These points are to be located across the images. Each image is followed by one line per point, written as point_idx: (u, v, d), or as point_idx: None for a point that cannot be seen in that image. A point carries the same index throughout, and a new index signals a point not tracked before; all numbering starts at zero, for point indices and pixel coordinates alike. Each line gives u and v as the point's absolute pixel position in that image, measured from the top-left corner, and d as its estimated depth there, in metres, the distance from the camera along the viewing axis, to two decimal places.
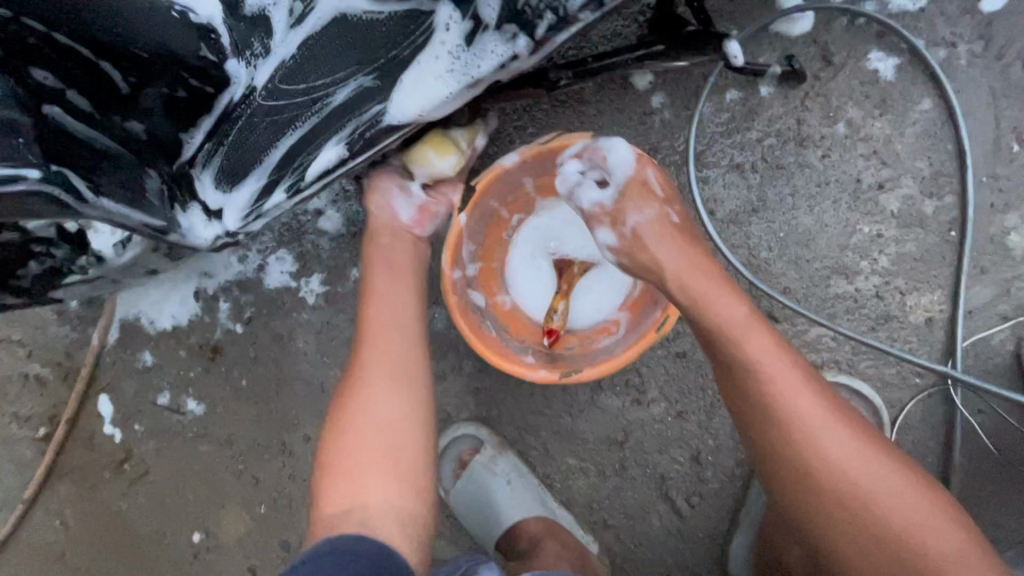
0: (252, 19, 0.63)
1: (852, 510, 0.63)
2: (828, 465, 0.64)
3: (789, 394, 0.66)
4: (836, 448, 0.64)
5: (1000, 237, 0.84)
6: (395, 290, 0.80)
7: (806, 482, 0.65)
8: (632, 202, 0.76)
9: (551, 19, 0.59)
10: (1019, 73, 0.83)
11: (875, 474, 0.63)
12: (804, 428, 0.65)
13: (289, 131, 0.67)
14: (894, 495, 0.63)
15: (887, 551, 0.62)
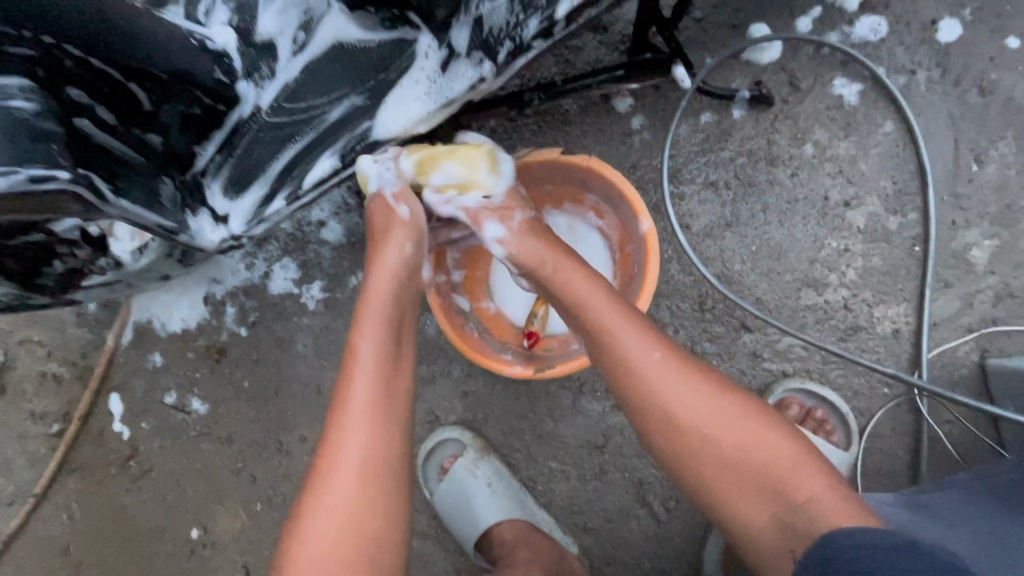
0: (261, 46, 0.70)
1: (716, 464, 0.62)
2: (686, 421, 0.63)
3: (637, 358, 0.66)
4: (689, 405, 0.63)
5: (962, 252, 0.88)
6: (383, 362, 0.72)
7: (670, 444, 0.64)
8: (516, 201, 0.81)
9: (511, 46, 0.69)
10: (976, 99, 0.88)
11: (732, 427, 0.62)
12: (657, 390, 0.64)
13: (290, 144, 0.75)
14: (758, 447, 0.61)
15: (760, 501, 0.60)
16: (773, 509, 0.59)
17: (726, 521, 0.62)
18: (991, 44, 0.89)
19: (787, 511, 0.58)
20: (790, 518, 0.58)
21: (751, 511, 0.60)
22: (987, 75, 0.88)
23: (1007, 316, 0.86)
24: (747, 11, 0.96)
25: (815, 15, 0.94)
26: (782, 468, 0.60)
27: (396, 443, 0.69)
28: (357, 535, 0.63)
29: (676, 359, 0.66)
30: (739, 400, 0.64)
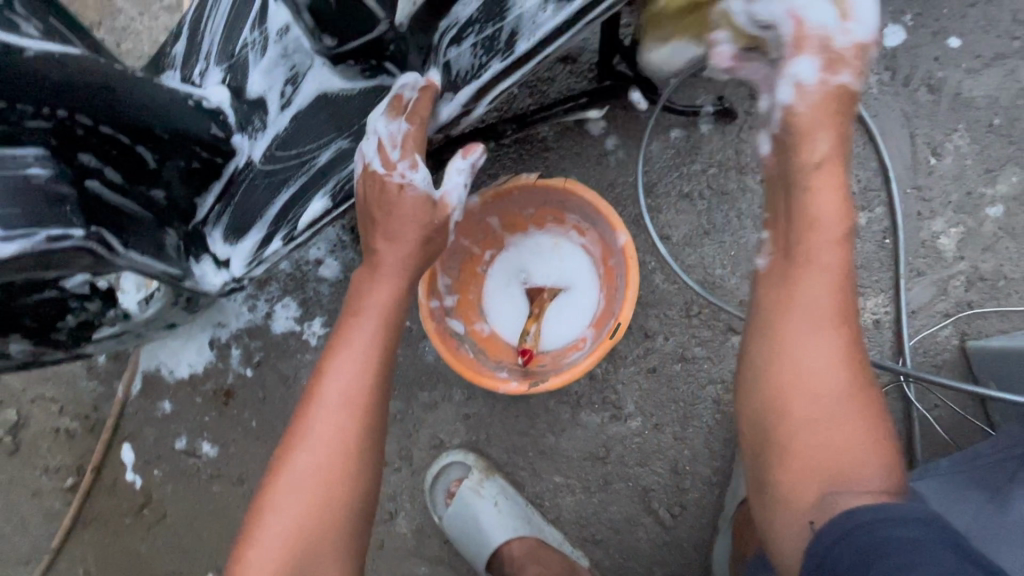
0: (253, 102, 0.82)
1: (809, 426, 0.55)
2: (808, 372, 0.56)
3: (803, 294, 0.57)
4: (824, 360, 0.56)
5: (931, 241, 0.91)
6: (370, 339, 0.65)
7: (773, 384, 0.57)
8: (821, 53, 0.59)
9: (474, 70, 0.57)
10: (926, 96, 0.93)
11: (851, 405, 0.55)
12: (805, 330, 0.57)
13: (283, 189, 0.79)
14: (854, 451, 0.54)
15: (821, 475, 0.54)
16: (829, 486, 0.53)
17: (769, 476, 0.57)
18: (935, 45, 0.94)
19: (840, 493, 0.53)
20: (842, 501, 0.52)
21: (804, 478, 0.55)
22: (934, 74, 0.93)
23: (980, 298, 0.89)
24: None
25: None
26: (869, 460, 0.53)
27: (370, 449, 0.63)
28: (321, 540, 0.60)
29: (838, 315, 0.57)
30: (874, 392, 0.56)
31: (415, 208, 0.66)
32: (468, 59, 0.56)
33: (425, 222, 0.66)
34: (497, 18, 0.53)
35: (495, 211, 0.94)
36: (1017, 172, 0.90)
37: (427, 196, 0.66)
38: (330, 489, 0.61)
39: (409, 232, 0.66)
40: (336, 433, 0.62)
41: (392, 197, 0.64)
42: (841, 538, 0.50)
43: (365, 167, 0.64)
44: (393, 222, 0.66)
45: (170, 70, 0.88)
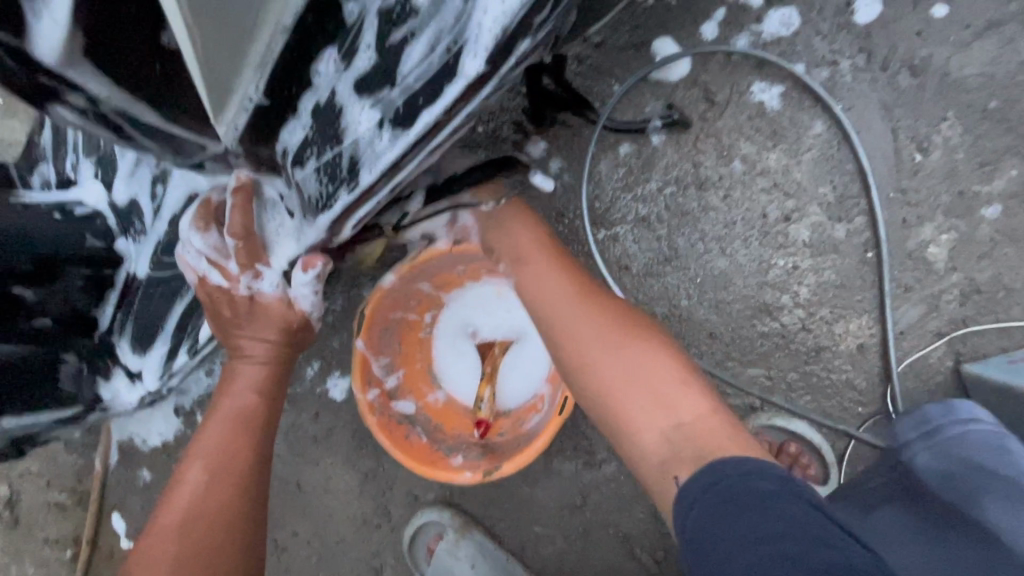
0: (130, 204, 0.73)
1: (619, 386, 0.59)
2: (585, 349, 0.62)
3: (540, 285, 0.67)
4: (584, 325, 0.63)
5: (919, 252, 0.80)
6: (239, 413, 0.62)
7: (572, 367, 0.62)
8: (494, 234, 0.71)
9: (322, 192, 0.45)
10: (909, 81, 0.80)
11: (640, 355, 0.60)
12: (557, 311, 0.65)
13: (179, 298, 0.72)
14: (656, 372, 0.59)
15: (654, 425, 0.57)
16: (662, 431, 0.56)
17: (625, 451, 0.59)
18: (917, 16, 0.79)
19: (672, 428, 0.56)
20: (680, 443, 0.55)
21: (643, 438, 0.57)
22: (917, 52, 0.79)
23: (977, 314, 0.79)
24: (647, 26, 0.86)
25: (720, 17, 0.85)
26: (676, 397, 0.58)
27: (249, 513, 0.58)
28: None
29: (581, 291, 0.66)
30: (643, 330, 0.63)
31: (277, 310, 0.62)
32: (315, 184, 0.46)
33: (287, 319, 0.62)
34: (334, 142, 0.42)
35: (422, 278, 0.84)
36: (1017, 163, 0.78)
37: (281, 296, 0.61)
38: (200, 556, 0.54)
39: (268, 331, 0.62)
40: (204, 501, 0.57)
41: (242, 307, 0.60)
42: (710, 486, 0.48)
43: (203, 281, 0.60)
44: (252, 325, 0.62)
45: (43, 163, 0.79)
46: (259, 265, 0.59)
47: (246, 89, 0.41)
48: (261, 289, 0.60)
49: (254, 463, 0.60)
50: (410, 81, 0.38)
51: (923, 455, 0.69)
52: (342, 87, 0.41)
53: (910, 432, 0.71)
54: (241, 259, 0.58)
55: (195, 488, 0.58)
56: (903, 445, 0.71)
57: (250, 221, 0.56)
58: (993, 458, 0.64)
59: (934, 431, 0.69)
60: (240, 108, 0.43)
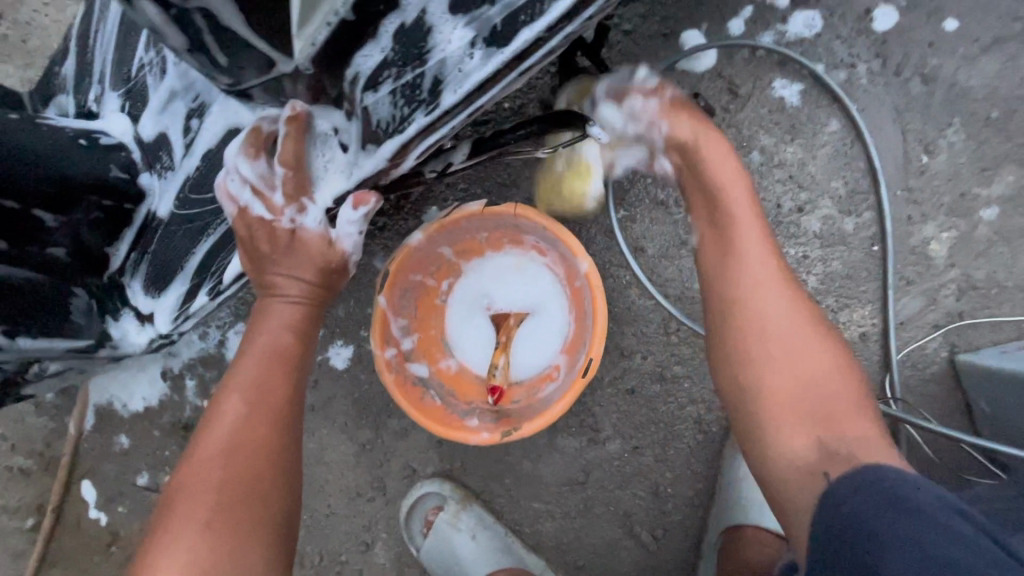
0: (157, 137, 0.70)
1: (793, 374, 0.60)
2: (769, 326, 0.62)
3: (736, 262, 0.67)
4: (778, 313, 0.63)
5: (921, 247, 0.85)
6: (274, 346, 0.61)
7: (752, 340, 0.63)
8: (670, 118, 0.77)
9: (394, 114, 0.45)
10: (919, 87, 0.85)
11: (815, 355, 0.61)
12: (750, 291, 0.64)
13: (203, 237, 0.70)
14: (816, 383, 0.60)
15: (810, 429, 0.58)
16: (818, 438, 0.57)
17: (774, 428, 0.59)
18: (929, 28, 0.84)
19: (831, 442, 0.56)
20: (841, 454, 0.56)
21: (798, 433, 0.58)
22: (928, 61, 0.85)
23: (971, 308, 0.84)
24: (678, 17, 0.90)
25: (748, 15, 0.89)
26: (844, 413, 0.58)
27: (287, 442, 0.59)
28: (230, 529, 0.53)
29: (781, 277, 0.65)
30: (837, 347, 0.62)
31: (315, 248, 0.61)
32: (389, 108, 0.45)
33: (325, 258, 0.62)
34: (418, 62, 0.43)
35: (445, 241, 0.87)
36: (1015, 170, 0.83)
37: (322, 235, 0.61)
38: (244, 480, 0.55)
39: (307, 271, 0.62)
40: (245, 430, 0.57)
41: (281, 241, 0.60)
42: (860, 491, 0.51)
43: (244, 212, 0.60)
44: (287, 263, 0.61)
45: (61, 95, 0.75)
46: (304, 199, 0.58)
47: (335, 1, 0.41)
48: (304, 224, 0.60)
49: (291, 396, 0.60)
50: (512, 1, 0.40)
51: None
52: (433, 6, 0.42)
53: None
54: (286, 191, 0.58)
55: (235, 417, 0.58)
56: None
57: (302, 152, 0.56)
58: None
59: None
60: (321, 22, 0.42)
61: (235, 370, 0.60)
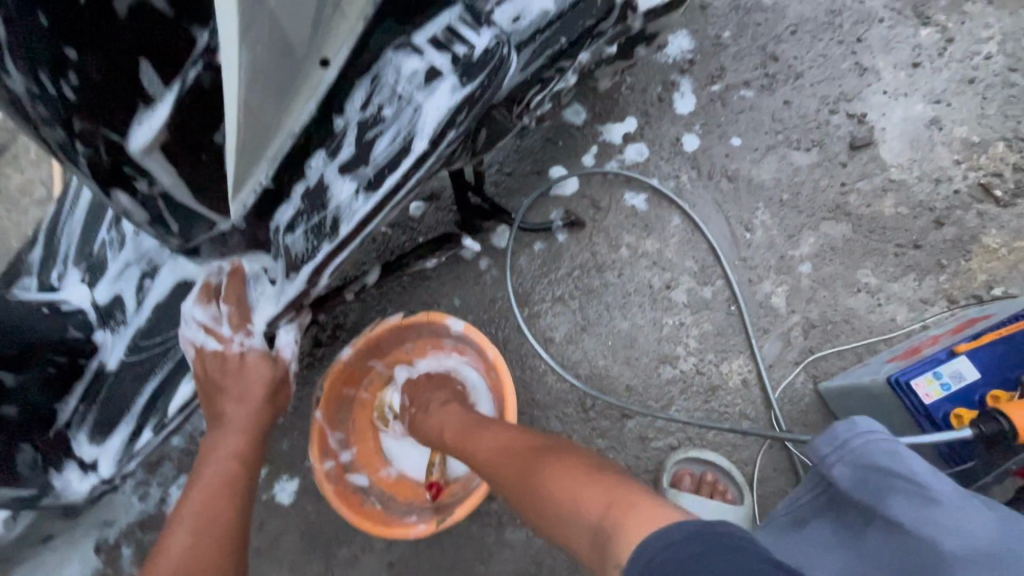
0: (109, 299, 0.81)
1: (514, 484, 0.67)
2: (487, 455, 0.73)
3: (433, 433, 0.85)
4: (499, 446, 0.73)
5: (766, 302, 1.05)
6: (223, 476, 0.67)
7: (497, 479, 0.70)
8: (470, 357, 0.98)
9: (308, 248, 0.61)
10: (728, 185, 1.12)
11: (574, 476, 0.60)
12: (468, 443, 0.78)
13: (151, 378, 0.79)
14: (577, 486, 0.59)
15: (580, 522, 0.56)
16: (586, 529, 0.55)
17: (553, 531, 0.60)
18: (722, 145, 1.14)
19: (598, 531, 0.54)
20: (604, 527, 0.53)
21: (568, 526, 0.58)
22: (729, 167, 1.13)
23: (818, 343, 1.02)
24: (543, 159, 1.16)
25: (594, 151, 1.16)
26: (573, 487, 0.59)
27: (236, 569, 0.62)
28: None
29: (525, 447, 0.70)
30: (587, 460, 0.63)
31: (257, 370, 0.72)
32: (302, 243, 0.61)
33: (269, 377, 0.72)
34: (321, 209, 0.59)
35: (374, 356, 0.97)
36: (813, 235, 1.06)
37: (264, 352, 0.72)
38: None
39: (254, 396, 0.71)
40: (191, 560, 0.60)
41: (231, 367, 0.70)
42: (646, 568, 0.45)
43: (201, 351, 0.69)
44: (231, 390, 0.69)
45: (26, 277, 0.88)
46: (248, 326, 0.70)
47: (259, 176, 0.58)
48: (251, 345, 0.71)
49: (237, 522, 0.64)
50: (379, 160, 0.56)
51: (841, 469, 0.61)
52: (329, 171, 0.59)
53: (825, 448, 0.63)
54: (234, 323, 0.69)
55: (180, 551, 0.60)
56: (822, 460, 0.63)
57: (241, 292, 0.69)
58: (901, 463, 0.57)
59: (846, 451, 0.61)
60: (249, 190, 0.59)
61: (183, 506, 0.64)
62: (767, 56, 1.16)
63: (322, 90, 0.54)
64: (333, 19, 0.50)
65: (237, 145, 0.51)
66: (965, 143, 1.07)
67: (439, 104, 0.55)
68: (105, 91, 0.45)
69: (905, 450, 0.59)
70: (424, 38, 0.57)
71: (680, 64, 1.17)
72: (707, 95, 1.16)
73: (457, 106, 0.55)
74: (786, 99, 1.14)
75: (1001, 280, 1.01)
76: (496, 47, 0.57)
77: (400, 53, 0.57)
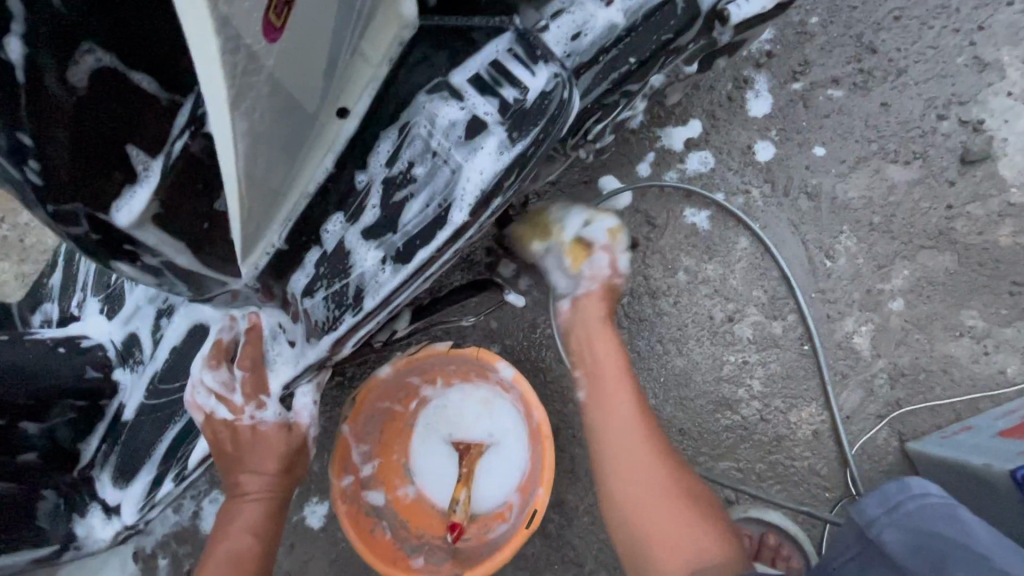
0: (129, 336, 0.76)
1: (635, 480, 0.70)
2: (622, 460, 0.72)
3: (603, 369, 0.80)
4: (629, 426, 0.74)
5: (846, 342, 0.92)
6: (238, 553, 0.61)
7: (613, 483, 0.71)
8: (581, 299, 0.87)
9: (325, 319, 0.52)
10: (808, 204, 0.97)
11: (690, 533, 0.65)
12: (615, 410, 0.76)
13: (169, 425, 0.74)
14: (690, 539, 0.64)
15: (676, 550, 0.64)
16: (682, 563, 0.63)
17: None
18: (803, 155, 0.98)
19: None
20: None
21: (668, 537, 0.65)
22: (809, 181, 0.97)
23: (906, 395, 0.89)
24: (594, 168, 1.02)
25: (651, 159, 1.01)
26: (693, 519, 0.66)
27: None
28: None
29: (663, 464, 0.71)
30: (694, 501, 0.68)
31: (272, 435, 0.65)
32: (322, 311, 0.52)
33: (285, 447, 0.65)
34: (343, 276, 0.51)
35: (414, 372, 0.89)
36: (908, 266, 0.92)
37: (280, 423, 0.65)
38: None
39: (268, 465, 0.64)
40: None
41: (244, 436, 0.64)
42: None
43: (210, 418, 0.64)
44: (247, 461, 0.64)
45: (49, 304, 0.83)
46: (262, 395, 0.64)
47: (271, 238, 0.50)
48: (263, 418, 0.64)
49: None
50: (409, 227, 0.48)
51: (891, 533, 0.51)
52: (349, 235, 0.50)
53: (874, 508, 0.53)
54: (246, 390, 0.63)
55: None
56: (868, 522, 0.53)
57: (258, 354, 0.63)
58: (962, 531, 0.48)
59: (896, 506, 0.52)
60: (262, 252, 0.51)
61: None
62: (863, 47, 0.98)
63: (340, 147, 0.48)
64: (351, 69, 0.43)
65: (244, 209, 0.43)
66: None
67: (482, 168, 0.46)
68: (90, 172, 0.39)
69: (966, 516, 0.50)
70: (464, 77, 0.47)
71: (757, 56, 1.00)
72: (786, 95, 0.99)
73: (505, 169, 0.46)
74: (884, 101, 0.97)
75: None
76: (555, 89, 0.45)
77: (435, 98, 0.47)
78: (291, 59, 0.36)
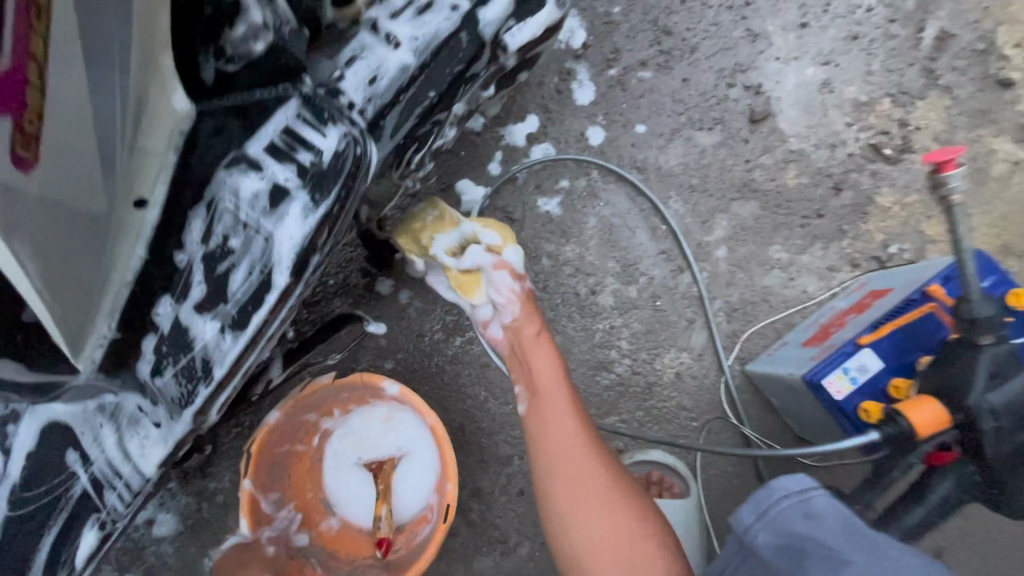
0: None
1: (586, 531, 0.72)
2: (564, 467, 0.74)
3: (558, 433, 0.76)
4: (582, 481, 0.73)
5: (689, 291, 1.06)
6: None
7: (551, 489, 0.75)
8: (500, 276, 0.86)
9: (182, 394, 0.55)
10: (638, 176, 1.09)
11: (625, 530, 0.72)
12: (574, 474, 0.74)
13: (46, 530, 0.65)
14: (620, 535, 0.71)
15: (607, 556, 0.71)
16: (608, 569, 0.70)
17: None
18: (627, 134, 1.10)
19: None
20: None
21: (593, 535, 0.72)
22: (636, 157, 1.09)
23: (741, 326, 1.05)
24: (448, 176, 1.07)
25: (499, 158, 1.08)
26: (622, 514, 0.72)
27: None
28: None
29: (603, 466, 0.75)
30: (625, 496, 0.74)
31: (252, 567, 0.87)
32: (175, 387, 0.55)
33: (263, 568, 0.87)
34: (186, 351, 0.54)
35: (307, 411, 0.91)
36: (724, 217, 1.07)
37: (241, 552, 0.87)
38: None
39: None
40: None
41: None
42: None
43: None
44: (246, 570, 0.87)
45: None
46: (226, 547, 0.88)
47: (101, 329, 0.53)
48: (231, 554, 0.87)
49: None
50: (239, 295, 0.53)
51: (763, 537, 0.63)
52: (182, 312, 0.54)
53: (748, 516, 0.64)
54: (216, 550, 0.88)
55: None
56: (745, 529, 0.64)
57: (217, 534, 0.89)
58: (815, 527, 0.60)
59: (765, 512, 0.63)
60: (94, 344, 0.54)
61: None
62: (660, 31, 1.11)
63: (148, 233, 0.54)
64: (136, 161, 0.51)
65: (55, 310, 0.46)
66: (856, 104, 1.09)
67: (291, 228, 0.53)
68: None
69: (814, 505, 0.61)
70: (259, 147, 0.54)
71: (574, 48, 1.10)
72: (605, 81, 1.10)
73: (314, 226, 0.53)
74: (685, 77, 1.10)
75: (896, 238, 1.06)
76: (347, 147, 0.54)
77: (233, 172, 0.54)
78: (50, 169, 0.41)
